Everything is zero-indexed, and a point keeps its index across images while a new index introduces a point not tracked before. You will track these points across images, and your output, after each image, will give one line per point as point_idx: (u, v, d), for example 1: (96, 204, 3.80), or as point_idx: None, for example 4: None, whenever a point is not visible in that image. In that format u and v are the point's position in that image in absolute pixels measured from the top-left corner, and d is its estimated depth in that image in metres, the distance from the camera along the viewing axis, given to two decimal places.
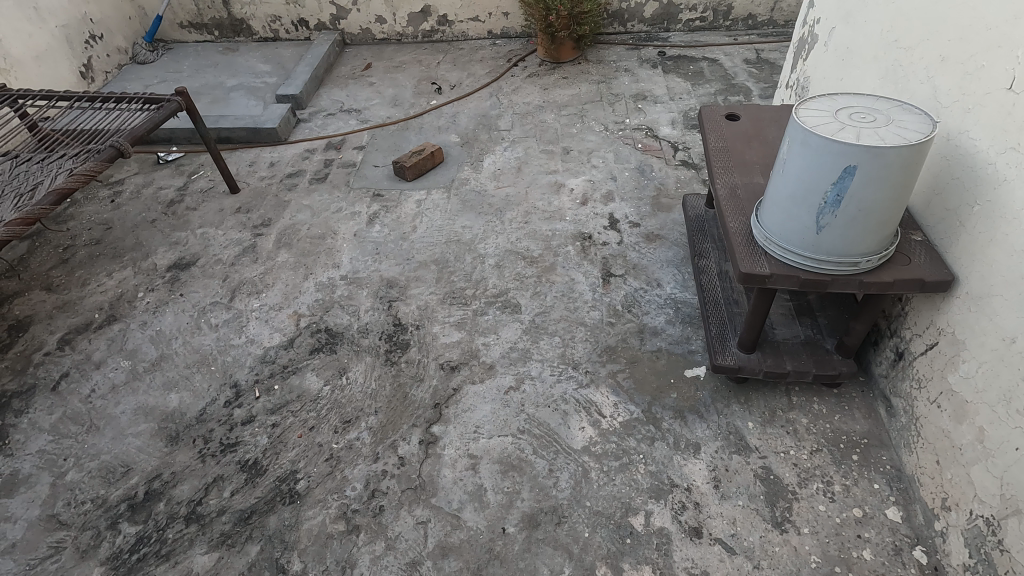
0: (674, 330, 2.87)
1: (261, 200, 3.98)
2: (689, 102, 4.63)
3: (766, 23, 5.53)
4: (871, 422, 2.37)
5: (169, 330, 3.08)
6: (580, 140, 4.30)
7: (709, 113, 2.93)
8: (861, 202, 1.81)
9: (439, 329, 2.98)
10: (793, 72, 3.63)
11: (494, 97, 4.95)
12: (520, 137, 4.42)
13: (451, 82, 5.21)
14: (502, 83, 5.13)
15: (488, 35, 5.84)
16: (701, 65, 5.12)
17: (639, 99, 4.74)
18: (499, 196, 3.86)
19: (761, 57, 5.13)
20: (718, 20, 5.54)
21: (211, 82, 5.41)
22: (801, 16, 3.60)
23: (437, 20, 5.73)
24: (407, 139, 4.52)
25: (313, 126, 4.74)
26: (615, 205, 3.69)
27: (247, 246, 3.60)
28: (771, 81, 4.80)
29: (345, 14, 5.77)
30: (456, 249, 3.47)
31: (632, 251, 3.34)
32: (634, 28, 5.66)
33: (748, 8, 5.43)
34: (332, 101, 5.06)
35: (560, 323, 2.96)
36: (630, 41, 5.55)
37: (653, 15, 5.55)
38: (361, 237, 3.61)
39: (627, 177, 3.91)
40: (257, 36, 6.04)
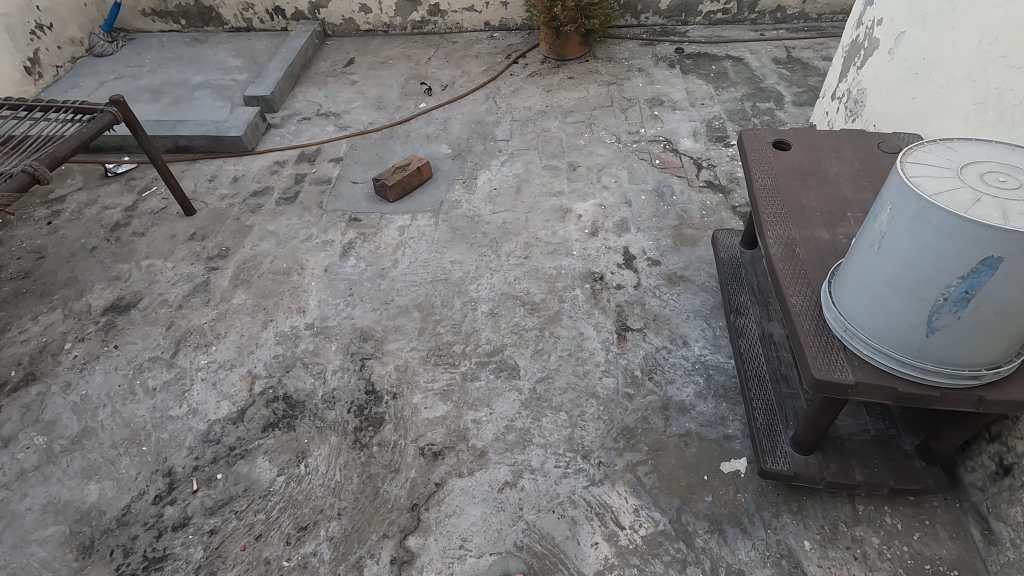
0: (706, 407, 2.36)
1: (219, 224, 3.43)
2: (712, 110, 4.07)
3: (796, 16, 4.93)
4: (960, 546, 1.87)
5: (97, 395, 2.56)
6: (588, 154, 3.75)
7: (752, 138, 2.37)
8: (998, 303, 1.29)
9: (421, 399, 2.47)
10: (842, 82, 3.07)
11: (491, 100, 4.39)
12: (520, 149, 3.86)
13: (443, 81, 4.64)
14: (500, 84, 4.56)
15: (485, 26, 5.22)
16: (724, 65, 4.55)
17: (655, 104, 4.18)
18: (495, 222, 3.32)
19: (792, 56, 4.55)
20: (742, 13, 4.94)
21: (175, 80, 4.83)
22: (852, 16, 3.05)
23: (428, 9, 5.12)
24: (391, 150, 3.97)
25: (286, 133, 4.18)
26: (631, 236, 3.16)
27: (199, 283, 3.07)
28: (805, 85, 4.24)
29: (326, 2, 5.16)
30: (444, 291, 2.95)
31: (652, 297, 2.82)
32: (648, 21, 5.06)
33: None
34: (308, 103, 4.49)
35: (567, 393, 2.45)
36: (644, 35, 4.96)
37: (670, 7, 4.96)
38: (333, 273, 3.08)
39: (644, 201, 3.37)
40: (228, 25, 5.42)
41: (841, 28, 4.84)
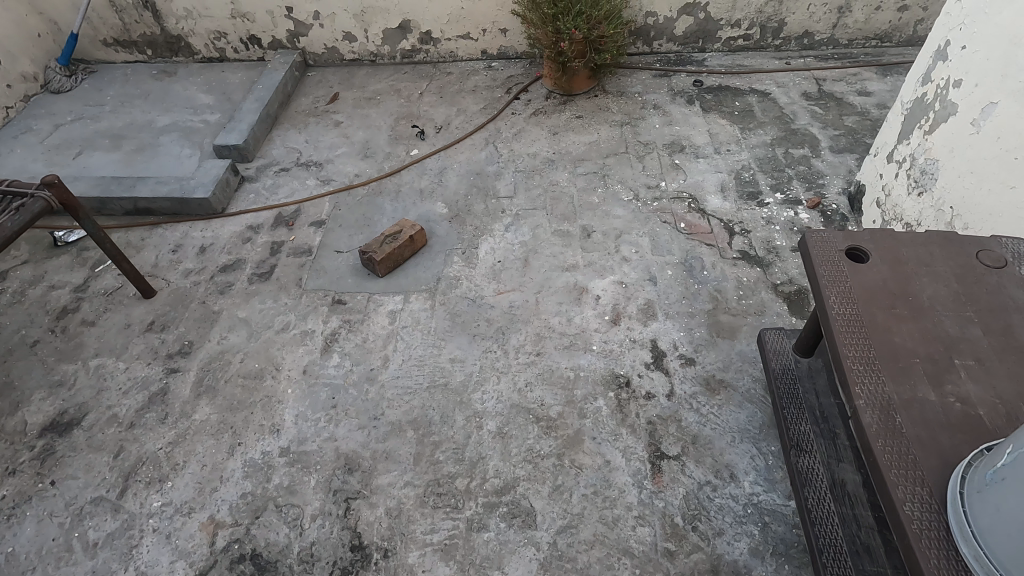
0: (764, 571, 1.95)
1: (183, 310, 2.98)
2: (740, 158, 3.63)
3: (824, 43, 4.49)
4: None
5: (26, 554, 2.12)
6: (604, 216, 3.32)
7: (819, 242, 1.94)
8: None
9: (418, 558, 2.05)
10: (903, 145, 2.67)
11: (491, 145, 3.94)
12: (527, 209, 3.42)
13: (437, 122, 4.18)
14: (500, 125, 4.11)
15: (482, 55, 4.75)
16: (749, 101, 4.12)
17: (676, 150, 3.74)
18: (500, 306, 2.89)
19: (824, 90, 4.12)
20: (765, 39, 4.50)
21: (139, 121, 4.35)
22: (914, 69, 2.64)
23: (419, 37, 4.66)
24: (380, 211, 3.53)
25: (261, 189, 3.72)
26: (659, 325, 2.73)
27: (156, 391, 2.62)
28: (841, 126, 3.81)
29: (306, 30, 4.68)
30: (443, 400, 2.51)
31: (688, 410, 2.39)
32: (661, 48, 4.61)
33: (805, 25, 4.39)
34: (287, 150, 4.03)
35: (595, 550, 2.03)
36: (658, 65, 4.51)
37: (686, 33, 4.50)
38: (313, 376, 2.64)
39: (671, 278, 2.94)
40: (199, 55, 4.93)
41: (874, 56, 4.41)
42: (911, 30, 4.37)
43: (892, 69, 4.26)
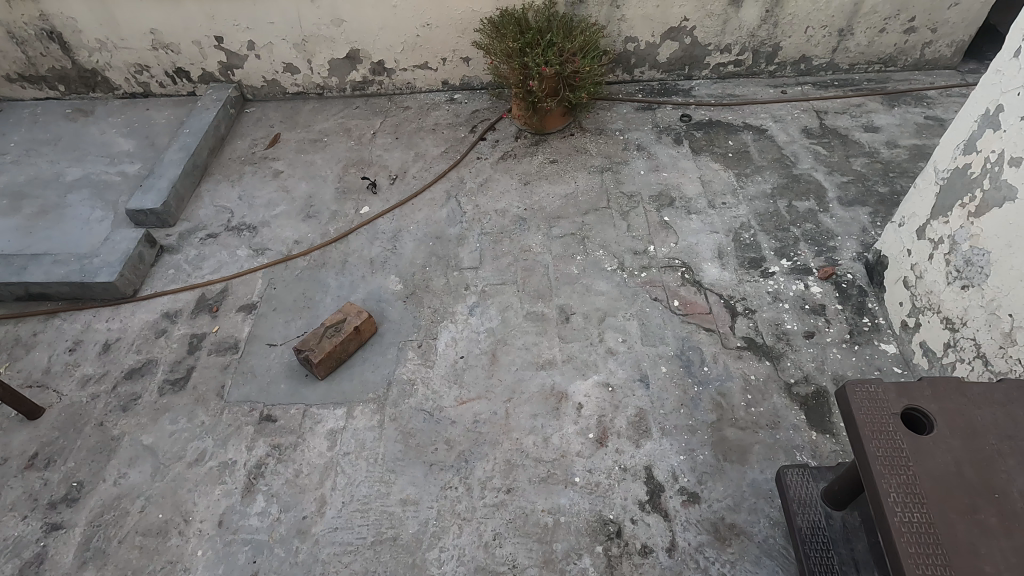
0: None
1: (75, 436, 2.44)
2: (738, 214, 3.18)
3: (823, 68, 4.05)
4: None
5: None
6: (584, 294, 2.84)
7: (867, 399, 1.47)
8: None
9: None
10: (940, 223, 2.23)
11: (454, 199, 3.43)
12: (494, 285, 2.93)
13: (392, 170, 3.65)
14: (464, 173, 3.59)
15: (443, 86, 4.21)
16: (744, 139, 3.67)
17: (664, 205, 3.27)
18: (463, 420, 2.39)
19: (826, 125, 3.68)
20: (758, 65, 4.04)
21: (44, 175, 3.74)
22: (950, 131, 2.21)
23: (370, 68, 4.11)
24: (322, 289, 3.01)
25: (183, 262, 3.17)
26: (653, 445, 2.26)
27: (30, 560, 2.09)
28: (849, 170, 3.37)
29: (240, 61, 4.09)
30: (392, 562, 2.02)
31: (694, 573, 1.94)
32: (644, 76, 4.12)
33: (802, 49, 3.94)
34: (216, 210, 3.47)
35: None
36: (640, 96, 4.03)
37: (670, 60, 4.02)
38: (231, 531, 2.13)
39: (665, 378, 2.48)
40: (119, 91, 4.32)
41: (878, 82, 3.97)
42: (918, 53, 3.95)
43: (899, 98, 3.83)
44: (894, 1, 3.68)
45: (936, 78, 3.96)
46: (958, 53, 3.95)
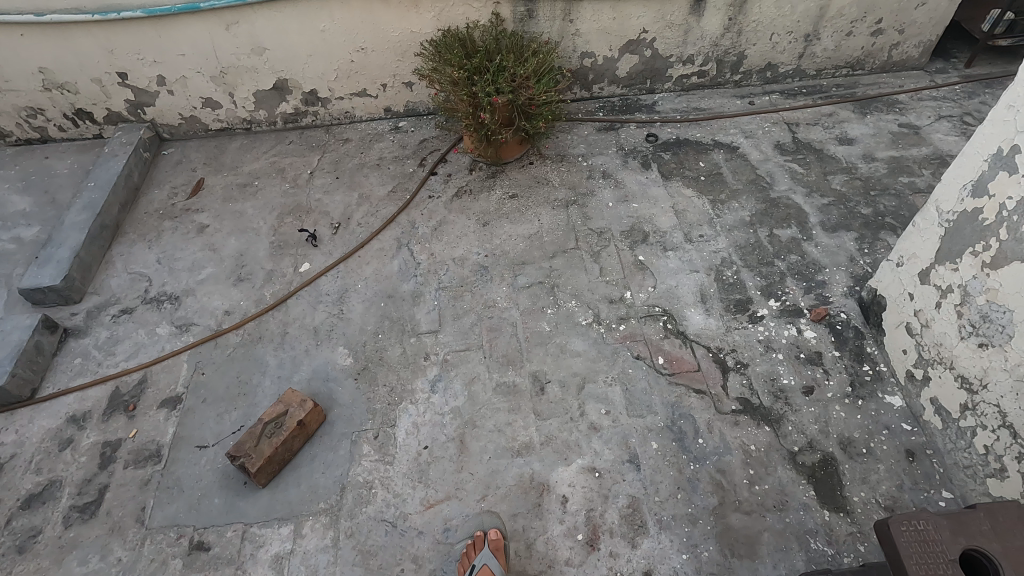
0: None
1: None
2: (717, 248, 2.92)
3: (790, 75, 3.83)
4: None
5: None
6: (559, 356, 2.54)
7: (919, 542, 1.21)
8: None
9: None
10: (946, 270, 2.03)
11: (406, 248, 3.06)
12: (458, 351, 2.59)
13: (333, 216, 3.26)
14: (415, 216, 3.23)
15: (386, 113, 3.82)
16: (715, 159, 3.41)
17: (638, 241, 3.00)
18: (432, 530, 2.06)
19: (799, 139, 3.46)
20: (723, 75, 3.79)
21: None
22: (953, 167, 1.99)
23: (302, 98, 3.68)
24: (260, 370, 2.61)
25: (92, 347, 2.71)
26: (652, 544, 1.99)
27: None
28: (828, 190, 3.16)
29: (151, 99, 3.60)
30: None
31: None
32: (603, 92, 3.82)
33: (768, 56, 3.71)
34: (131, 278, 3.01)
35: None
36: (601, 115, 3.74)
37: (631, 74, 3.74)
38: None
39: (657, 455, 2.20)
40: (12, 138, 3.77)
41: (846, 88, 3.79)
42: (884, 55, 3.77)
43: (869, 105, 3.66)
44: (860, 4, 3.48)
45: (904, 80, 3.81)
46: (925, 54, 3.80)
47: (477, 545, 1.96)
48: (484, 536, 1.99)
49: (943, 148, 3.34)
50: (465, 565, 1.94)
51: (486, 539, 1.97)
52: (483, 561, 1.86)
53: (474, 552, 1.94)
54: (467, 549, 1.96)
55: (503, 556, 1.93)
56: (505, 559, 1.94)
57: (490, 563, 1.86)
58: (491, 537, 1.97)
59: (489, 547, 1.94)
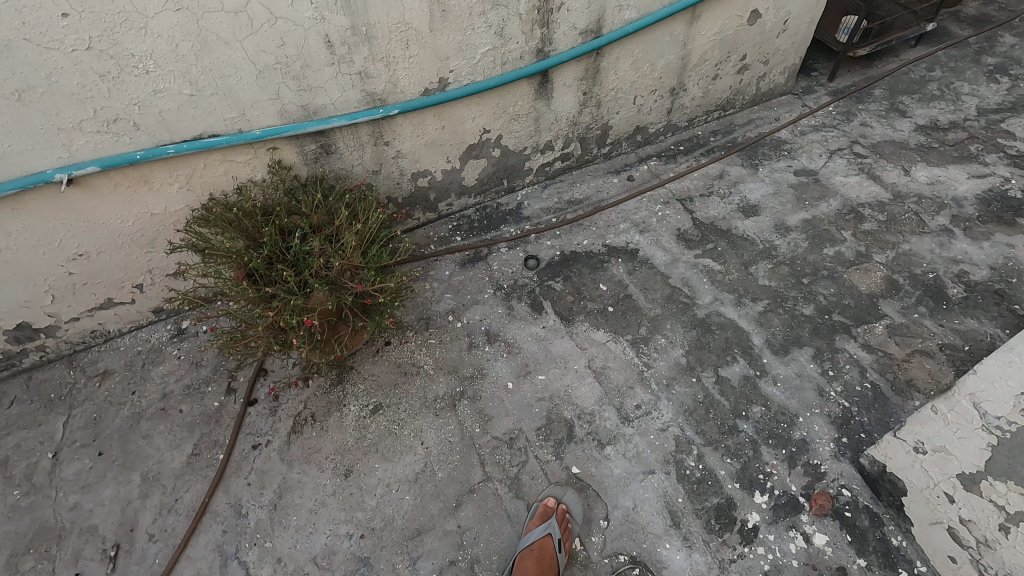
0: None
1: None
2: (665, 421, 2.22)
3: (662, 131, 3.22)
4: None
5: None
6: None
7: None
8: None
9: None
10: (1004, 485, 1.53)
11: (238, 561, 1.99)
12: None
13: (107, 534, 2.07)
14: (240, 491, 2.15)
15: (157, 314, 2.62)
16: (617, 275, 2.70)
17: (565, 440, 2.20)
18: None
19: (700, 222, 2.86)
20: (589, 152, 3.08)
21: None
22: (1000, 362, 1.69)
23: (8, 337, 2.35)
24: None
25: None
26: None
27: None
28: (758, 290, 2.58)
29: None
30: None
31: None
32: (453, 207, 2.94)
33: (635, 120, 3.05)
34: None
35: None
36: (460, 241, 2.86)
37: (482, 180, 2.88)
38: None
39: None
40: None
41: (725, 134, 3.27)
42: (753, 89, 3.29)
43: (756, 153, 3.16)
44: (723, 44, 2.91)
45: (778, 111, 3.38)
46: (790, 78, 3.39)
47: (546, 512, 1.97)
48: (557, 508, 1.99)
49: (850, 195, 2.92)
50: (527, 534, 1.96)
51: (556, 510, 1.97)
52: (547, 528, 1.87)
53: (541, 520, 1.95)
54: (539, 513, 1.97)
55: (568, 531, 1.92)
56: (568, 536, 1.92)
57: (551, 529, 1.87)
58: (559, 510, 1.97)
59: (556, 518, 1.94)
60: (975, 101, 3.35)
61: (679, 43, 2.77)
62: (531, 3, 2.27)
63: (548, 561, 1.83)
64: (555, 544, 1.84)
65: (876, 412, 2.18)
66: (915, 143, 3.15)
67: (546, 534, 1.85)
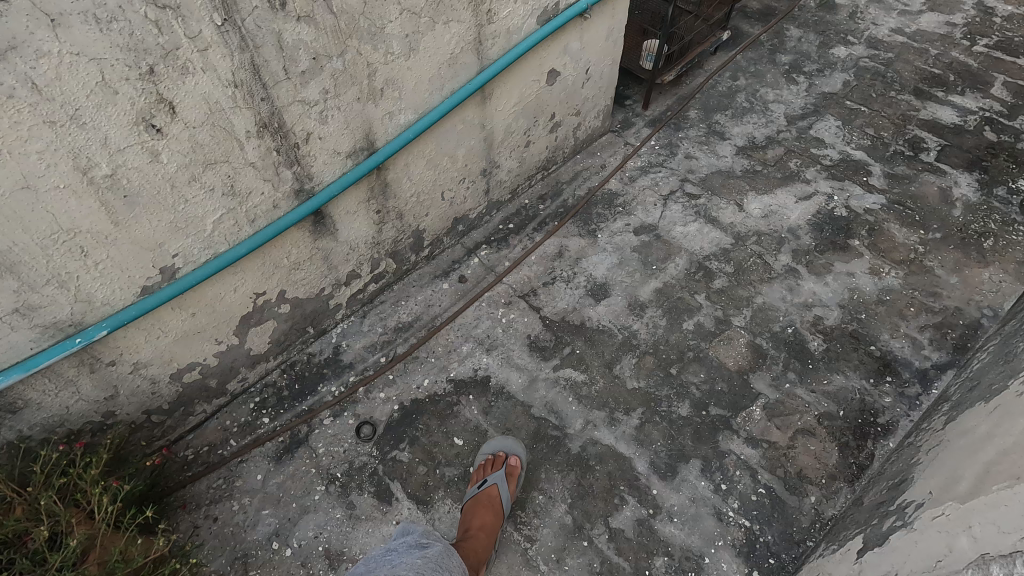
0: None
1: None
2: None
3: (484, 212, 2.79)
4: None
5: None
6: None
7: None
8: None
9: None
10: None
11: None
12: None
13: None
14: None
15: None
16: (471, 418, 2.25)
17: None
18: None
19: (550, 320, 2.49)
20: (406, 261, 2.56)
21: None
22: None
23: None
24: None
25: None
26: None
27: None
28: (627, 396, 2.28)
29: None
30: None
31: None
32: (250, 378, 2.28)
33: (450, 214, 2.58)
34: None
35: None
36: (269, 423, 2.23)
37: (278, 339, 2.26)
38: None
39: None
40: None
41: (553, 198, 2.92)
42: (571, 141, 2.96)
43: (591, 215, 2.85)
44: (526, 111, 2.51)
45: (602, 156, 3.09)
46: (605, 119, 3.11)
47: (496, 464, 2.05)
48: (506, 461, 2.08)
49: (694, 248, 2.71)
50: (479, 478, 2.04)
51: (504, 462, 2.05)
52: (493, 478, 1.93)
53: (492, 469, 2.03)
54: (487, 463, 2.05)
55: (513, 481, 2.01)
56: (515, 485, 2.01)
57: (501, 482, 1.93)
58: (511, 462, 2.06)
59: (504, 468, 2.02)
60: (782, 108, 3.31)
61: (476, 126, 2.32)
62: (263, 146, 1.66)
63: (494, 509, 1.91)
64: (501, 492, 1.93)
65: (777, 526, 1.98)
66: (740, 169, 3.02)
67: (493, 483, 1.92)
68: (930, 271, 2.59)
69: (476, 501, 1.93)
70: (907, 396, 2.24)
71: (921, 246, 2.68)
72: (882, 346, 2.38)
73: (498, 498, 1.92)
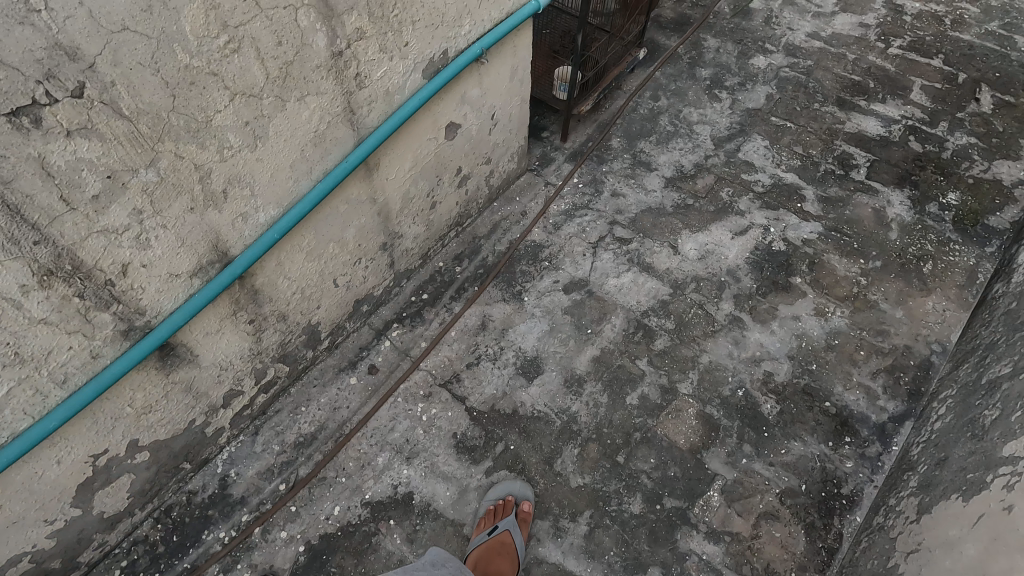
0: None
1: None
2: None
3: (392, 286, 2.43)
4: None
5: None
6: None
7: None
8: None
9: None
10: None
11: None
12: None
13: None
14: None
15: None
16: (392, 550, 1.90)
17: None
18: None
19: (477, 412, 2.17)
20: (301, 361, 2.16)
21: None
22: None
23: None
24: None
25: None
26: None
27: None
28: (571, 496, 2.00)
29: None
30: None
31: None
32: (109, 541, 1.83)
33: (349, 299, 2.19)
34: None
35: None
36: None
37: (140, 490, 1.82)
38: None
39: None
40: None
41: (471, 258, 2.58)
42: (485, 191, 2.62)
43: (515, 274, 2.53)
44: (426, 173, 2.15)
45: (522, 202, 2.77)
46: (521, 159, 2.79)
47: (502, 509, 1.90)
48: (517, 505, 1.94)
49: (630, 304, 2.45)
50: (485, 521, 1.90)
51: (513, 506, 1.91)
52: (507, 525, 1.83)
53: (498, 514, 1.89)
54: (494, 509, 1.90)
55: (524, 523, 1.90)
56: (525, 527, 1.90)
57: (514, 527, 1.83)
58: (523, 508, 1.92)
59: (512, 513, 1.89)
60: (708, 130, 3.09)
61: (364, 202, 1.94)
62: (52, 296, 1.23)
63: (507, 555, 1.82)
64: (515, 541, 1.83)
65: None
66: (671, 205, 2.78)
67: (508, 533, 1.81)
68: (875, 306, 2.44)
69: (488, 553, 1.81)
70: (868, 458, 2.07)
71: (863, 278, 2.52)
72: (837, 401, 2.20)
73: (513, 545, 1.83)
